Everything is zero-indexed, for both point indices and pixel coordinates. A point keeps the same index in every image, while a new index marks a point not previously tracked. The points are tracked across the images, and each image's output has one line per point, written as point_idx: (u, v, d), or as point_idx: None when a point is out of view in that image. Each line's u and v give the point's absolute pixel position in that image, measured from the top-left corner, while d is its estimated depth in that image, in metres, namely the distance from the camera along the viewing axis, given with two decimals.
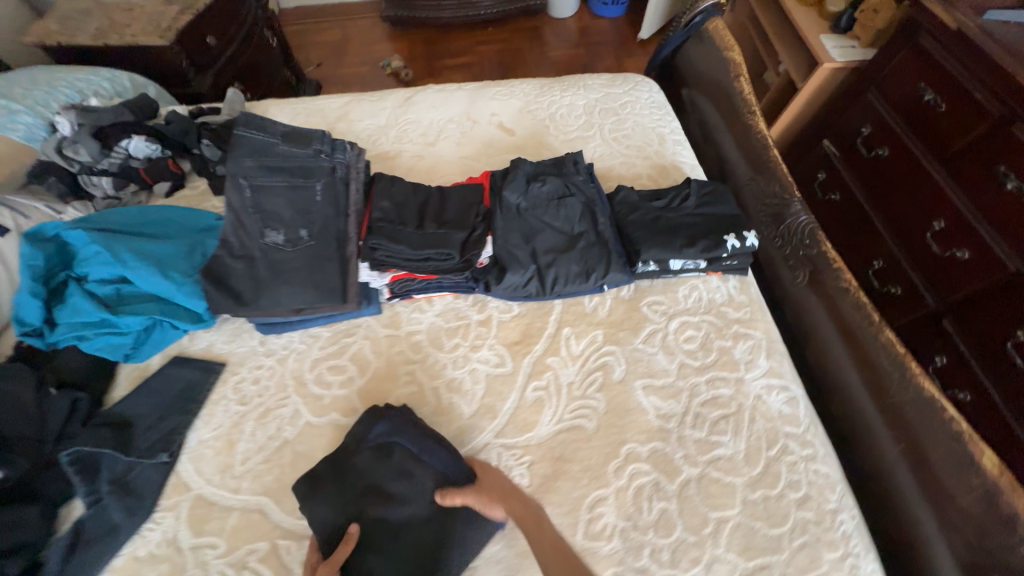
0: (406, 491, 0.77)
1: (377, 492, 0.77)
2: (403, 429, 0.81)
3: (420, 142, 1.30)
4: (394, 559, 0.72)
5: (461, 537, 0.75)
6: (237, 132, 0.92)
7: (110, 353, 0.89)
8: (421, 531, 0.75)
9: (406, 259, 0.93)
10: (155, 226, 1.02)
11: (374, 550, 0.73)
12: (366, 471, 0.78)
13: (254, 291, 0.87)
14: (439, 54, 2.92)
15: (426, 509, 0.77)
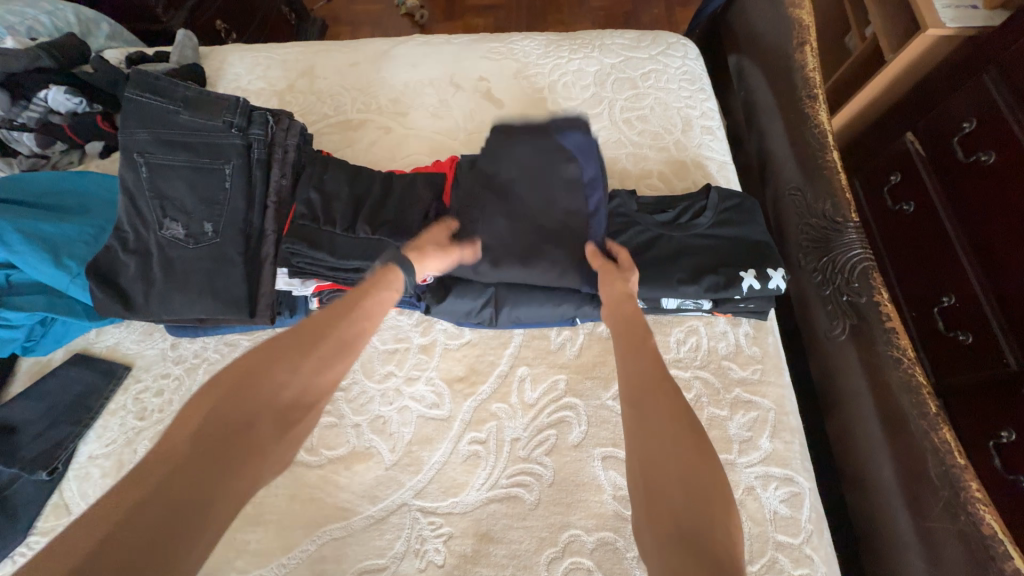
0: (550, 199, 0.78)
1: (523, 176, 0.78)
2: (591, 148, 0.79)
3: (389, 109, 1.08)
4: (489, 224, 0.77)
5: (560, 252, 0.76)
6: (133, 96, 0.75)
7: (1, 348, 0.80)
8: (524, 230, 0.77)
9: (330, 269, 0.76)
10: (63, 197, 0.88)
11: (488, 193, 0.77)
12: (530, 156, 0.78)
13: (148, 295, 0.74)
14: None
15: (540, 230, 0.77)
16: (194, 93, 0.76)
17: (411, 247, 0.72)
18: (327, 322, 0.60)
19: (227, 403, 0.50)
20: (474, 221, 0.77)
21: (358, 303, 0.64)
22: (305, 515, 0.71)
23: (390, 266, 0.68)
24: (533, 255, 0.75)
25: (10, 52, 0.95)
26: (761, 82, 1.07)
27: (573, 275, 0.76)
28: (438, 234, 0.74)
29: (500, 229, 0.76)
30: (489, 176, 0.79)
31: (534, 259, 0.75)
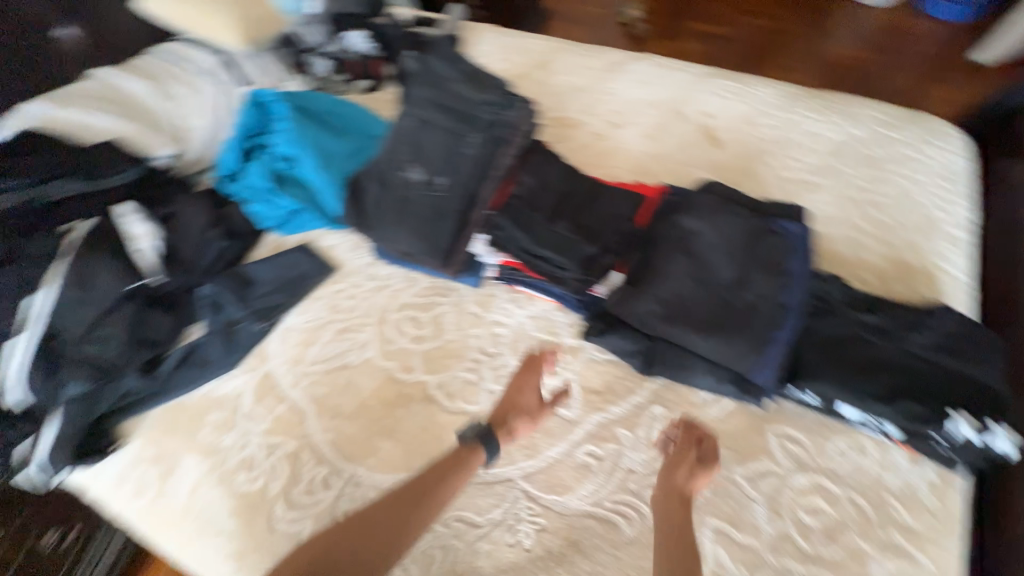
0: (743, 276, 0.75)
1: (722, 247, 0.77)
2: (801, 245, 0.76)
3: (606, 119, 1.13)
4: (672, 279, 0.77)
5: (736, 336, 0.72)
6: (429, 60, 0.89)
7: (264, 220, 1.02)
8: (705, 296, 0.75)
9: (522, 250, 0.83)
10: (339, 122, 1.09)
11: (680, 251, 0.79)
12: (738, 231, 0.78)
13: (376, 219, 0.88)
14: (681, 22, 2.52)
15: (723, 301, 0.75)
16: (472, 69, 0.87)
17: (500, 408, 0.78)
18: (388, 520, 0.67)
19: (341, 534, 0.66)
20: (657, 270, 0.79)
21: (422, 488, 0.70)
22: (428, 448, 0.81)
23: (474, 443, 0.74)
24: (709, 326, 0.74)
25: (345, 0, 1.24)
26: None
27: (742, 359, 0.71)
28: (526, 397, 0.79)
29: (681, 290, 0.76)
30: (688, 232, 0.80)
31: (706, 330, 0.73)
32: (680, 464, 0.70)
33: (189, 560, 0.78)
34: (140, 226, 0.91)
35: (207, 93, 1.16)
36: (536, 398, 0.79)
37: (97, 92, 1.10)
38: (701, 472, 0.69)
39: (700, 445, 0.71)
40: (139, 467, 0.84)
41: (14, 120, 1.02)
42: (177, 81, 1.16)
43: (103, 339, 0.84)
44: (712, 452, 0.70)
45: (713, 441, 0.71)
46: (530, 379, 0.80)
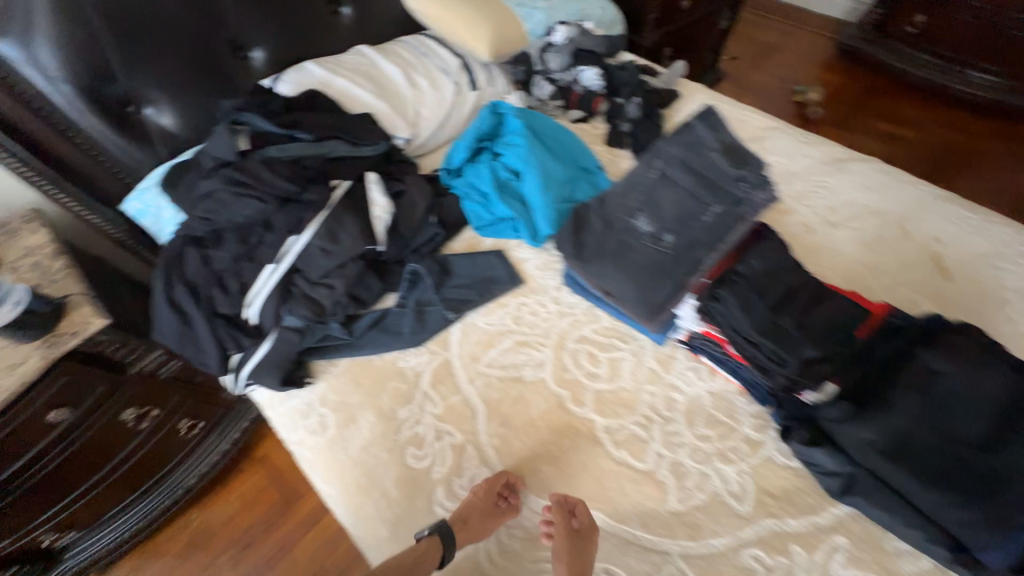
0: (994, 440, 0.69)
1: (971, 400, 0.72)
2: None
3: (820, 212, 1.09)
4: (906, 414, 0.72)
5: (975, 501, 0.66)
6: (691, 122, 0.92)
7: (471, 217, 1.09)
8: (942, 444, 0.70)
9: (735, 330, 0.82)
10: (559, 148, 1.15)
11: (917, 388, 0.74)
12: (994, 388, 0.72)
13: (593, 254, 0.90)
14: (858, 124, 2.48)
15: (964, 457, 0.69)
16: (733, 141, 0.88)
17: (456, 517, 0.77)
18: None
19: None
20: (888, 400, 0.74)
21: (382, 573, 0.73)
22: (587, 488, 0.81)
23: (432, 538, 0.76)
24: (941, 481, 0.68)
25: (591, 37, 1.30)
26: None
27: (973, 529, 0.65)
28: (474, 497, 0.78)
29: (914, 428, 0.71)
30: (931, 370, 0.75)
31: (937, 482, 0.68)
32: (558, 536, 0.73)
33: (345, 511, 0.84)
34: (382, 198, 1.00)
35: (444, 89, 1.29)
36: (495, 500, 0.78)
37: (361, 69, 1.25)
38: (580, 541, 0.72)
39: (574, 517, 0.75)
40: (322, 406, 0.91)
41: (295, 78, 1.19)
42: (424, 74, 1.29)
43: (328, 286, 0.94)
44: (587, 521, 0.74)
45: (584, 506, 0.77)
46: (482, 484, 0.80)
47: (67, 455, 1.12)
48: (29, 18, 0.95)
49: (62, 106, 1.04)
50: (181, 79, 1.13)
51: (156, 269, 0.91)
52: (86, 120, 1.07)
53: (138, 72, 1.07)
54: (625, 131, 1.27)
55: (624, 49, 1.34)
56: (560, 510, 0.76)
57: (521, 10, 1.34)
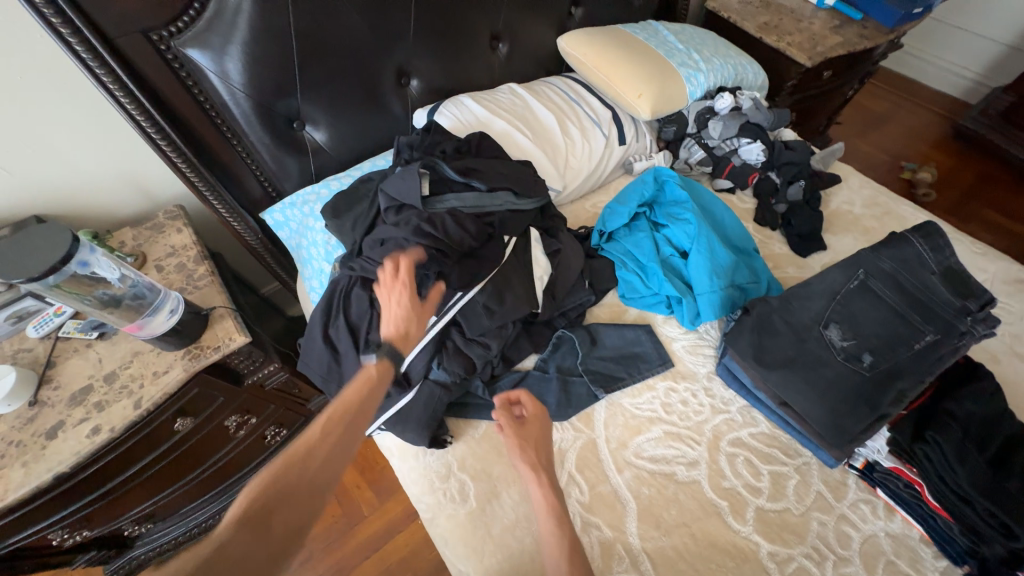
0: None
1: None
2: None
3: (1004, 340, 1.00)
4: None
5: None
6: (909, 234, 0.87)
7: (622, 286, 1.05)
8: None
9: (937, 475, 0.76)
10: (719, 225, 1.10)
11: None
12: None
13: (776, 360, 0.84)
14: (973, 213, 2.32)
15: None
16: (959, 268, 0.83)
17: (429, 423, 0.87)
18: (332, 457, 0.59)
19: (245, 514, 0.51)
20: None
21: (347, 409, 0.64)
22: None
23: (383, 360, 0.71)
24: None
25: (761, 111, 1.25)
26: None
27: None
28: (410, 313, 0.78)
29: None
30: None
31: None
32: (506, 428, 0.78)
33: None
34: (544, 258, 0.97)
35: (595, 140, 1.25)
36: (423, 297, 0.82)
37: (516, 110, 1.23)
38: (527, 428, 0.79)
39: (513, 400, 0.81)
40: (461, 471, 0.86)
41: (455, 112, 1.17)
42: (576, 122, 1.26)
43: (482, 344, 0.90)
44: (537, 410, 0.81)
45: (526, 395, 0.82)
46: (402, 288, 0.78)
47: (174, 456, 1.08)
48: (230, 33, 0.91)
49: (237, 117, 1.02)
50: (346, 100, 1.12)
51: (319, 302, 0.90)
52: (254, 132, 1.05)
53: (312, 92, 1.06)
54: (779, 211, 1.20)
55: (785, 130, 1.32)
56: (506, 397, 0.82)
57: (684, 71, 1.30)
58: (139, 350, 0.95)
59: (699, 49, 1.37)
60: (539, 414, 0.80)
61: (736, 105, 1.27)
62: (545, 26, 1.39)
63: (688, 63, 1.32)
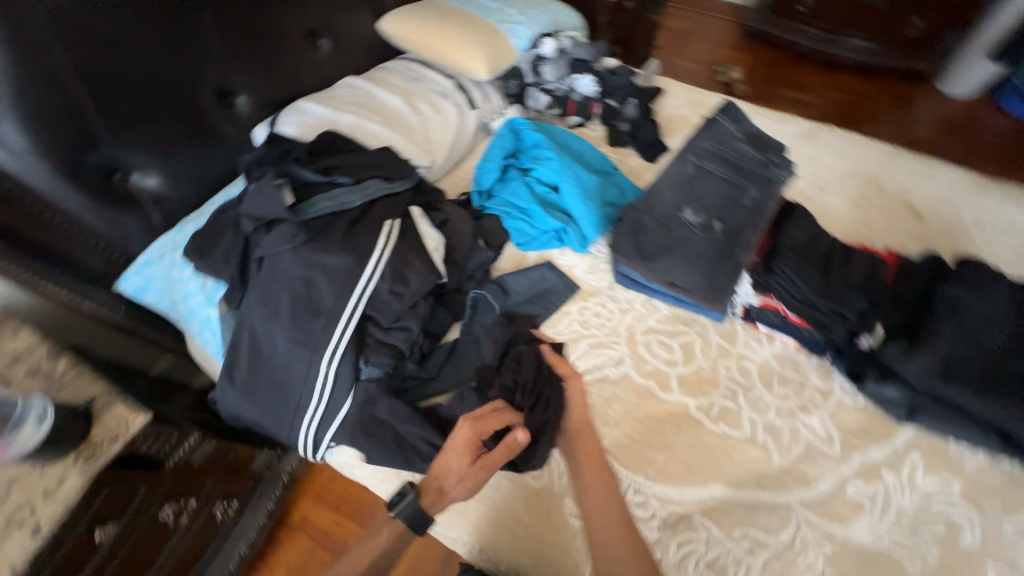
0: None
1: (989, 318, 0.87)
2: None
3: (809, 180, 1.25)
4: (957, 339, 0.86)
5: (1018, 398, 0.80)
6: (716, 118, 1.06)
7: (514, 235, 1.11)
8: (977, 359, 0.84)
9: (796, 298, 0.93)
10: (577, 155, 1.20)
11: (946, 314, 0.87)
12: (1002, 309, 0.87)
13: (655, 252, 0.96)
14: (777, 95, 2.78)
15: (990, 357, 0.84)
16: (756, 133, 1.04)
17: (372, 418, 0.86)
18: None
19: None
20: (929, 332, 0.86)
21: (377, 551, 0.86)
22: (704, 465, 0.86)
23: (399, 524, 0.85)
24: (987, 386, 0.82)
25: (580, 45, 1.37)
26: None
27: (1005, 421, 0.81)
28: (462, 467, 0.78)
29: (953, 351, 0.85)
30: (950, 295, 0.90)
31: (989, 391, 0.81)
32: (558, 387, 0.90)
33: (487, 544, 0.86)
34: (431, 230, 0.99)
35: (447, 112, 1.28)
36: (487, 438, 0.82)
37: (359, 102, 1.21)
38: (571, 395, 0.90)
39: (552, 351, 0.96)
40: None
41: (297, 119, 1.12)
42: (423, 99, 1.28)
43: (403, 329, 0.91)
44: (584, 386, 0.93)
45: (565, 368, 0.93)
46: (468, 434, 0.79)
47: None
48: None
49: (41, 185, 0.88)
50: (170, 138, 1.02)
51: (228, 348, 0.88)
52: (69, 198, 0.92)
53: (125, 136, 0.95)
54: (625, 130, 1.34)
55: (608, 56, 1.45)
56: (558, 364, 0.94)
57: (505, 27, 1.38)
58: (16, 475, 0.81)
59: (512, 4, 1.45)
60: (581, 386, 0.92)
61: (558, 45, 1.36)
62: (361, 13, 1.37)
63: (506, 19, 1.41)
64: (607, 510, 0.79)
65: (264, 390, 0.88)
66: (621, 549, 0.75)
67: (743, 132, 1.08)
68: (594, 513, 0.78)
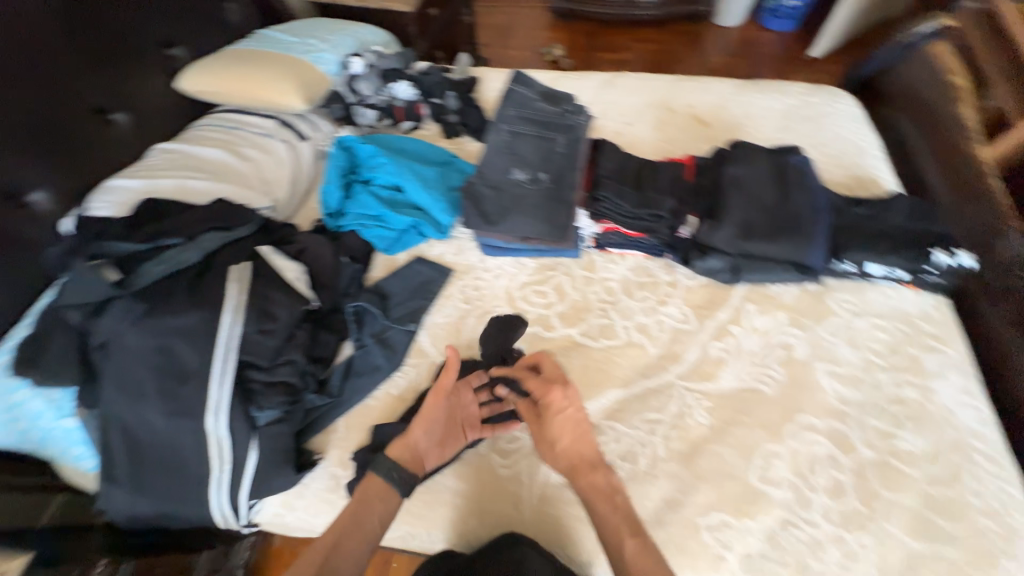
0: (800, 199, 1.04)
1: (764, 180, 1.08)
2: (808, 167, 1.09)
3: (618, 120, 1.45)
4: (748, 206, 1.05)
5: (797, 234, 1.01)
6: (510, 86, 1.18)
7: (377, 242, 1.16)
8: (767, 216, 1.04)
9: (622, 215, 1.08)
10: (413, 154, 1.27)
11: (734, 190, 1.06)
12: (771, 170, 1.09)
13: (499, 215, 1.06)
14: (598, 60, 3.10)
15: (773, 210, 1.04)
16: (547, 90, 1.18)
17: (284, 454, 0.86)
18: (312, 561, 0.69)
19: None
20: (723, 207, 1.05)
21: (353, 525, 0.73)
22: (596, 378, 0.98)
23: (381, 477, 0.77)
24: (775, 233, 1.02)
25: (387, 56, 1.45)
26: (913, 130, 1.42)
27: (798, 253, 1.01)
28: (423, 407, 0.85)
29: (747, 215, 1.04)
30: (734, 173, 1.09)
31: (778, 236, 1.01)
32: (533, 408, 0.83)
33: (441, 532, 0.87)
34: (287, 261, 1.01)
35: (277, 150, 1.28)
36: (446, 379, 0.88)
37: (177, 164, 1.17)
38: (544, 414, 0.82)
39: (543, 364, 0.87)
40: (347, 470, 0.89)
41: (111, 198, 1.06)
42: (249, 144, 1.27)
43: (287, 362, 0.90)
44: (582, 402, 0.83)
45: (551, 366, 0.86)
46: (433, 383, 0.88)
47: None
48: None
49: None
50: None
51: (99, 449, 0.82)
52: None
53: None
54: (455, 122, 1.44)
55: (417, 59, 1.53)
56: (542, 384, 0.83)
57: (309, 56, 1.42)
58: None
59: (312, 35, 1.50)
60: (571, 415, 0.80)
61: (365, 61, 1.42)
62: (154, 79, 1.32)
63: (309, 48, 1.45)
64: (615, 512, 0.73)
65: (155, 477, 0.82)
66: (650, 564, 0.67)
67: (538, 92, 1.22)
68: (607, 528, 0.72)
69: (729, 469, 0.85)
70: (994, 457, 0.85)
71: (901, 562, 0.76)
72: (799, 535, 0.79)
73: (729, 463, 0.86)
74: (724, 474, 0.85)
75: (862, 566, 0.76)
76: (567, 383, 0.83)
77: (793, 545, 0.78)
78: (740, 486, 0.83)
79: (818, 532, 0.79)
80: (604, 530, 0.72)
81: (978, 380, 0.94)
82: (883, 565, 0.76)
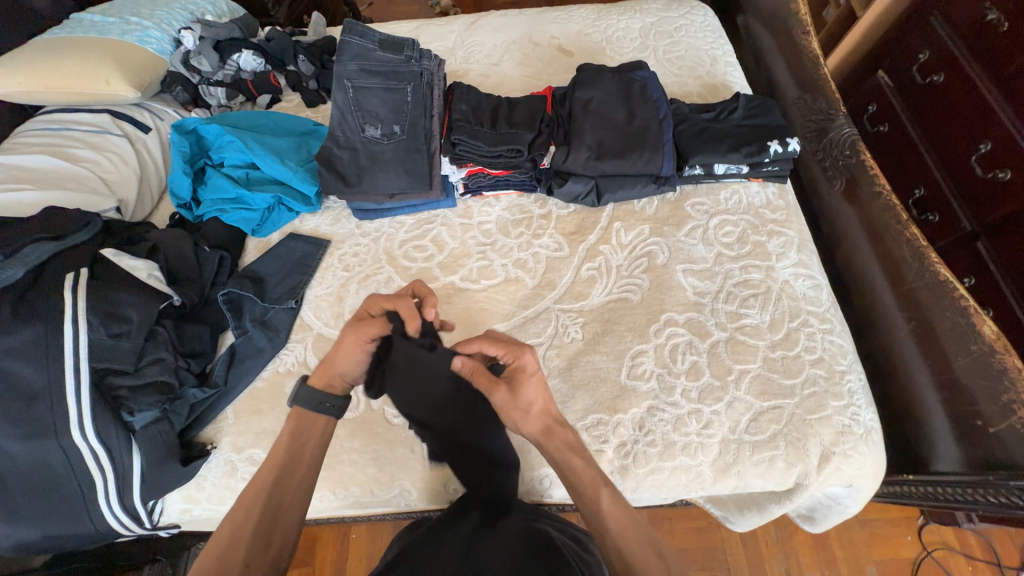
0: (644, 113, 1.09)
1: (611, 101, 1.11)
2: (653, 81, 1.13)
3: (484, 61, 1.42)
4: (599, 128, 1.08)
5: (646, 146, 1.06)
6: (344, 39, 1.13)
7: (242, 225, 1.11)
8: (618, 135, 1.07)
9: (482, 155, 1.06)
10: (267, 127, 1.20)
11: (584, 115, 1.09)
12: (615, 91, 1.12)
13: (358, 176, 1.06)
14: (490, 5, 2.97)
15: (623, 127, 1.08)
16: (385, 37, 1.14)
17: (171, 450, 0.86)
18: (297, 496, 0.70)
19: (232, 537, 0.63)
20: (575, 132, 1.07)
21: (291, 457, 0.71)
22: (479, 319, 1.01)
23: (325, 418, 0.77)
24: (627, 149, 1.06)
25: (219, 25, 1.34)
26: (763, 31, 1.48)
27: (651, 165, 1.06)
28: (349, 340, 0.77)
29: (599, 137, 1.07)
30: (584, 97, 1.11)
31: (628, 152, 1.05)
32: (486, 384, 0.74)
33: (349, 490, 0.90)
34: (135, 260, 0.95)
35: (115, 145, 1.17)
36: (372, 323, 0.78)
37: None
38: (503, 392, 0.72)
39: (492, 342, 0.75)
40: (243, 453, 0.90)
41: None
42: (80, 144, 1.15)
43: (155, 362, 0.88)
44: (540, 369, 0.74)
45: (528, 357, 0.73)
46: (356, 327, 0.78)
47: None
48: None
49: None
50: None
51: None
52: None
53: None
54: (315, 88, 1.36)
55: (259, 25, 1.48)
56: (508, 349, 0.74)
57: (132, 36, 1.29)
58: None
59: (133, 12, 1.36)
60: (542, 379, 0.74)
61: (197, 35, 1.33)
62: None
63: (131, 28, 1.32)
64: (586, 496, 0.68)
65: (32, 501, 0.80)
66: (629, 526, 0.66)
67: (379, 42, 1.17)
68: (579, 480, 0.69)
69: (602, 374, 0.93)
70: (823, 315, 0.97)
71: (747, 419, 0.88)
72: (664, 417, 0.88)
73: (602, 368, 0.93)
74: (599, 379, 0.92)
75: (716, 431, 0.87)
76: (526, 353, 0.74)
77: (659, 427, 0.88)
78: (612, 386, 0.91)
79: (679, 411, 0.88)
80: (573, 484, 0.69)
81: (815, 257, 1.05)
82: (734, 426, 0.87)
